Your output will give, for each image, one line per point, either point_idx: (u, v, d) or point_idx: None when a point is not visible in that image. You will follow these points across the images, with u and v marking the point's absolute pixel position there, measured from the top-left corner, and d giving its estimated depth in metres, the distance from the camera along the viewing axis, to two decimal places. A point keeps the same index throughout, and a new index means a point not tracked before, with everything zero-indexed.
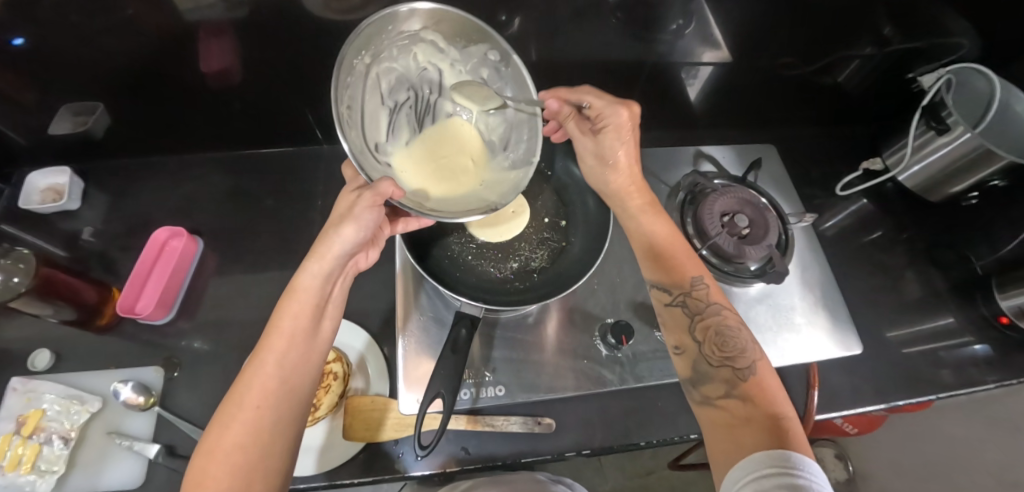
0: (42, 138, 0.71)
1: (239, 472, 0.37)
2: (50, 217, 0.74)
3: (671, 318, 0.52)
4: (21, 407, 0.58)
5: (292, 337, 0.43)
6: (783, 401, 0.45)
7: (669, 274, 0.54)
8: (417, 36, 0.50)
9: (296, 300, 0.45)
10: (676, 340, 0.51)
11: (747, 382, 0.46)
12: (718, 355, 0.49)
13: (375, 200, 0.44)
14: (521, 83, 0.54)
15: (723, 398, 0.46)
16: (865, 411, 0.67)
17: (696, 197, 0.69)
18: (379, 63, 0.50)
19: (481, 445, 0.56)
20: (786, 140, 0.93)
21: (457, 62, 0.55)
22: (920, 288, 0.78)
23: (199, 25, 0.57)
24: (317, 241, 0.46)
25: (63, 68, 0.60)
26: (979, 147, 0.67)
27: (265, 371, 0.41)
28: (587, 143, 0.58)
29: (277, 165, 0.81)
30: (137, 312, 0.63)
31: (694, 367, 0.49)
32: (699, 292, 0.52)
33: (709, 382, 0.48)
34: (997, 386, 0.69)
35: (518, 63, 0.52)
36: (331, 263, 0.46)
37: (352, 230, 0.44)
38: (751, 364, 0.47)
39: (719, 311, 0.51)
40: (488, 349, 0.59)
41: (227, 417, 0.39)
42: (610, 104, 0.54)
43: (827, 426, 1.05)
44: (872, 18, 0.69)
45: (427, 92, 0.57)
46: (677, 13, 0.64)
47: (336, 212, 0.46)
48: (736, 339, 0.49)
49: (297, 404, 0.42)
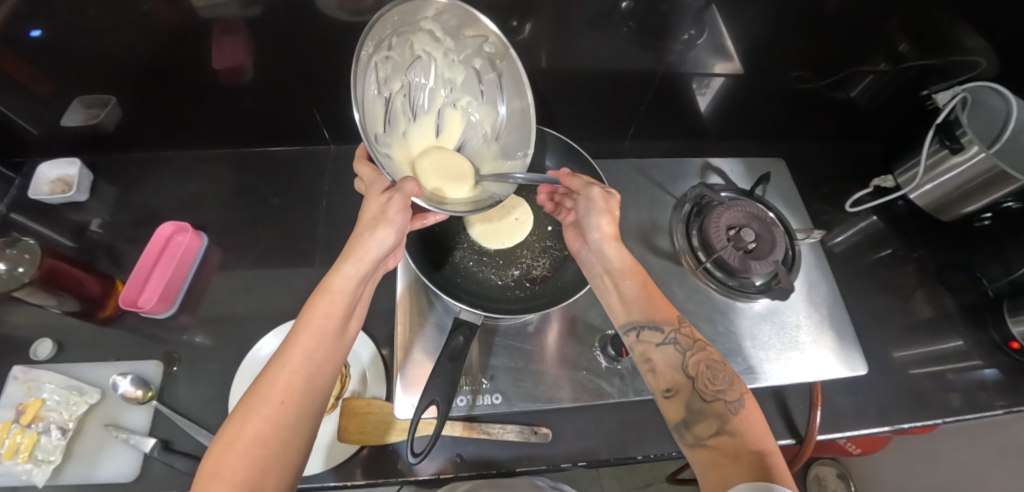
0: (54, 129, 0.71)
1: (256, 466, 0.37)
2: (59, 207, 0.75)
3: (661, 359, 0.48)
4: (22, 396, 0.59)
5: (322, 335, 0.44)
6: (769, 436, 0.42)
7: (654, 312, 0.51)
8: (416, 25, 0.50)
9: (329, 299, 0.46)
10: (666, 382, 0.47)
11: (737, 417, 0.43)
12: (708, 391, 0.46)
13: (404, 202, 0.48)
14: (516, 78, 0.55)
15: (714, 437, 0.43)
16: (869, 432, 0.65)
17: (703, 209, 0.69)
18: (379, 53, 0.49)
19: (476, 452, 0.56)
20: (796, 154, 0.92)
21: (451, 52, 0.55)
22: (929, 309, 0.77)
23: (212, 22, 0.57)
24: (352, 244, 0.48)
25: (76, 60, 0.61)
26: (993, 169, 0.66)
27: (292, 367, 0.42)
28: (596, 189, 0.55)
29: (285, 163, 0.82)
30: (139, 305, 0.64)
31: (686, 407, 0.45)
32: (686, 330, 0.50)
33: (701, 421, 0.44)
34: (1006, 412, 0.67)
35: (515, 58, 0.52)
36: (369, 264, 0.48)
37: (387, 232, 0.48)
38: (740, 399, 0.45)
39: (706, 348, 0.49)
40: (487, 356, 0.59)
41: (248, 410, 0.39)
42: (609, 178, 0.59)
43: (830, 445, 1.04)
44: (888, 32, 0.68)
45: (420, 81, 0.57)
46: (689, 23, 0.64)
47: (368, 214, 0.49)
48: (725, 373, 0.47)
49: (317, 403, 0.43)
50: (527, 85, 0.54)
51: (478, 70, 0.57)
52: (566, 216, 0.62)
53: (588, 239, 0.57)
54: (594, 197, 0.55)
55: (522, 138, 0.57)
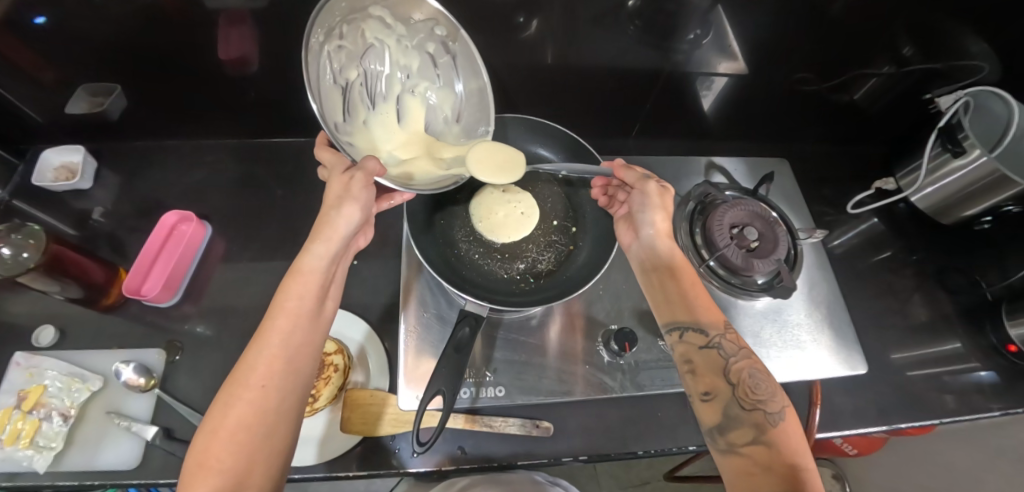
0: (57, 117, 0.71)
1: (241, 451, 0.38)
2: (61, 195, 0.75)
3: (703, 361, 0.47)
4: (24, 382, 0.59)
5: (296, 317, 0.44)
6: (808, 452, 0.41)
7: (701, 313, 0.50)
8: (365, 11, 0.49)
9: (301, 281, 0.46)
10: (706, 385, 0.46)
11: (776, 430, 0.42)
12: (750, 399, 0.44)
13: (366, 180, 0.48)
14: (469, 59, 0.56)
15: (750, 446, 0.42)
16: (867, 432, 0.66)
17: (706, 208, 0.69)
18: (330, 41, 0.48)
19: (478, 445, 0.56)
20: (796, 157, 0.92)
21: (403, 38, 0.54)
22: (927, 312, 0.77)
23: (219, 12, 0.57)
24: (319, 224, 0.48)
25: (81, 48, 0.60)
26: (994, 173, 0.66)
27: (270, 351, 0.42)
28: (654, 183, 0.55)
29: (288, 155, 0.82)
30: (143, 294, 0.64)
31: (723, 412, 0.44)
32: (731, 336, 0.48)
33: (737, 428, 0.43)
34: (1002, 414, 0.68)
35: (467, 40, 0.54)
36: (338, 243, 0.48)
37: (353, 210, 0.48)
38: (780, 412, 0.43)
39: (749, 356, 0.47)
40: (490, 350, 0.59)
41: (231, 396, 0.40)
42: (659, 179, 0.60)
43: (827, 445, 1.05)
44: (892, 35, 0.69)
45: (376, 70, 0.55)
46: (696, 23, 0.64)
47: (330, 195, 0.48)
48: (768, 384, 0.45)
49: (300, 386, 0.43)
50: (480, 62, 0.56)
51: (431, 55, 0.57)
52: (619, 209, 0.61)
53: (640, 235, 0.56)
54: (650, 191, 0.55)
55: (484, 116, 0.59)
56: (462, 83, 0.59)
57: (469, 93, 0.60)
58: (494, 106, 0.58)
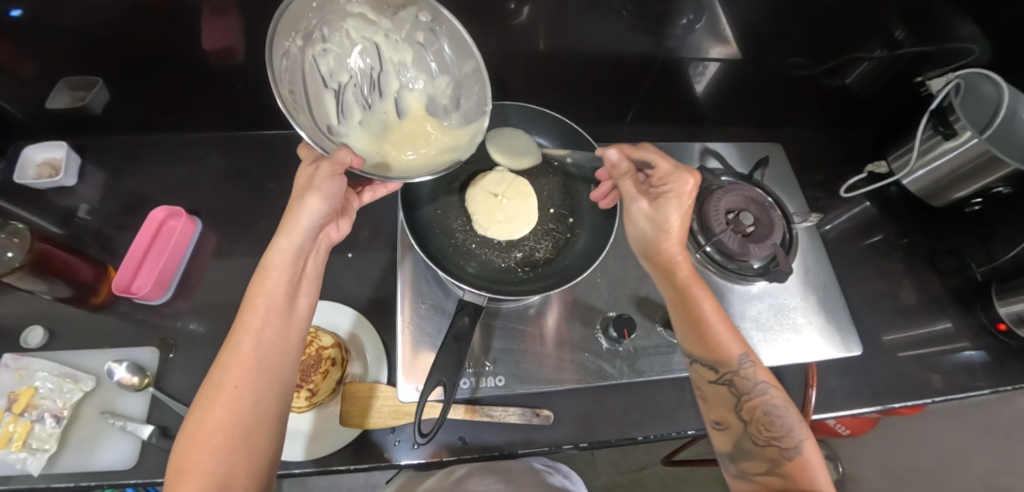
0: (38, 112, 0.69)
1: (224, 453, 0.39)
2: (46, 193, 0.73)
3: (715, 395, 0.50)
4: (14, 383, 0.57)
5: (267, 314, 0.44)
6: (824, 481, 0.45)
7: (713, 351, 0.50)
8: (344, 10, 0.48)
9: (269, 277, 0.45)
10: (717, 416, 0.50)
11: (792, 462, 0.46)
12: (763, 434, 0.47)
13: (334, 170, 0.46)
14: (458, 38, 0.53)
15: (763, 475, 0.47)
16: (861, 412, 0.67)
17: (702, 193, 0.68)
18: (313, 45, 0.48)
19: (478, 434, 0.56)
20: (792, 141, 0.92)
21: (390, 32, 0.53)
22: (917, 294, 0.78)
23: (201, 2, 0.55)
24: (285, 217, 0.48)
25: (57, 40, 0.58)
26: (984, 154, 0.67)
27: (242, 351, 0.42)
28: (640, 205, 0.54)
29: (278, 147, 0.80)
30: (133, 292, 0.63)
31: (735, 443, 0.49)
32: (749, 371, 0.49)
33: (751, 458, 0.48)
34: (991, 391, 0.69)
35: (453, 21, 0.51)
36: (302, 236, 0.47)
37: (317, 201, 0.47)
38: (796, 444, 0.47)
39: (767, 389, 0.49)
40: (488, 340, 0.59)
41: (208, 399, 0.40)
42: (677, 169, 0.52)
43: (821, 427, 1.05)
44: (885, 18, 0.69)
45: (369, 68, 0.55)
46: (689, 7, 0.63)
47: (298, 186, 0.48)
48: (783, 417, 0.48)
49: (277, 383, 0.43)
50: (469, 41, 0.52)
51: (422, 43, 0.54)
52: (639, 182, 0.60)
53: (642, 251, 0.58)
54: (635, 217, 0.55)
55: (482, 98, 0.55)
56: (456, 71, 0.57)
57: (467, 74, 0.56)
58: (490, 83, 0.54)
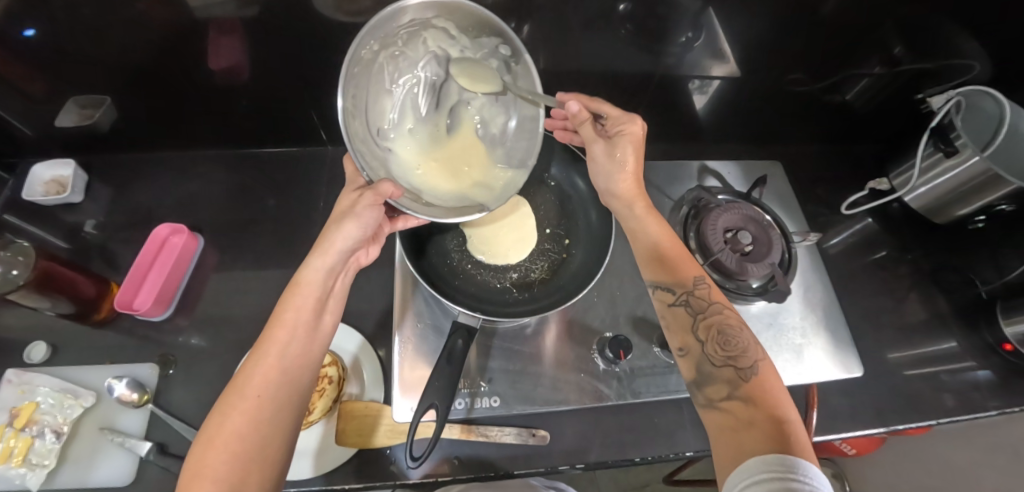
0: (49, 130, 0.71)
1: (238, 461, 0.38)
2: (54, 209, 0.75)
3: (675, 320, 0.50)
4: (16, 399, 0.58)
5: (294, 328, 0.45)
6: (787, 402, 0.42)
7: (671, 272, 0.52)
8: (428, 23, 0.49)
9: (299, 292, 0.47)
10: (678, 342, 0.49)
11: (750, 382, 0.43)
12: (721, 354, 0.46)
13: (376, 200, 0.47)
14: (529, 81, 0.53)
15: (725, 400, 0.43)
16: (865, 434, 0.66)
17: (700, 212, 0.68)
18: (388, 49, 0.49)
19: (473, 455, 0.55)
20: (794, 159, 0.92)
21: (468, 50, 0.53)
22: (923, 311, 0.77)
23: (209, 21, 0.57)
24: (320, 238, 0.49)
25: (68, 60, 0.60)
26: (986, 172, 0.66)
27: (267, 361, 0.43)
28: (598, 145, 0.56)
29: (282, 164, 0.82)
30: (135, 308, 0.63)
31: (698, 367, 0.47)
32: (703, 290, 0.50)
33: (713, 383, 0.45)
34: (999, 413, 0.68)
35: (528, 63, 0.51)
36: (334, 257, 0.48)
37: (353, 227, 0.48)
38: (754, 365, 0.45)
39: (722, 310, 0.49)
40: (485, 359, 0.59)
41: (228, 407, 0.40)
42: (626, 113, 0.54)
43: (827, 446, 1.03)
44: (884, 36, 0.69)
45: (436, 78, 0.55)
46: (686, 25, 0.64)
47: (340, 209, 0.50)
48: (739, 338, 0.47)
49: (295, 396, 0.43)
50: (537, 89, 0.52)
51: (494, 69, 0.54)
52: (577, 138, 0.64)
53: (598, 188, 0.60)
54: (597, 156, 0.57)
55: (532, 145, 0.55)
56: (515, 106, 0.56)
57: (525, 117, 0.56)
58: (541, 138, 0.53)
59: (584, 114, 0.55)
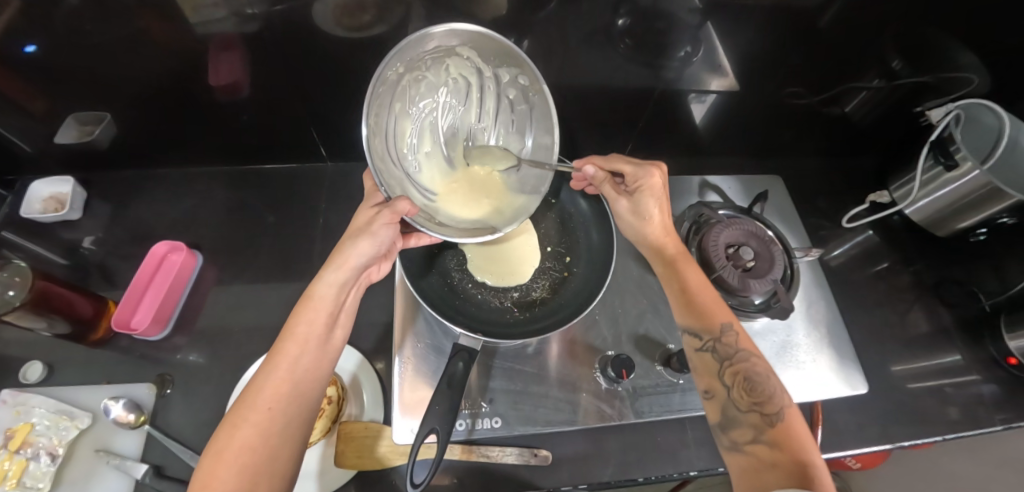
0: (48, 148, 0.71)
1: (246, 475, 0.37)
2: (55, 226, 0.75)
3: (700, 364, 0.50)
4: (11, 420, 0.57)
5: (305, 342, 0.44)
6: (813, 448, 0.42)
7: (700, 317, 0.52)
8: (452, 51, 0.50)
9: (312, 307, 0.45)
10: (706, 384, 0.50)
11: (777, 427, 0.44)
12: (747, 400, 0.47)
13: (393, 218, 0.46)
14: (544, 112, 0.55)
15: (751, 444, 0.44)
16: (872, 451, 0.65)
17: (701, 228, 0.68)
18: (412, 74, 0.50)
19: (473, 477, 0.54)
20: (787, 172, 0.93)
21: (486, 80, 0.55)
22: (926, 324, 0.77)
23: (209, 38, 0.57)
24: (335, 251, 0.47)
25: (67, 77, 0.60)
26: (987, 185, 0.66)
27: (278, 375, 0.42)
28: (622, 203, 0.58)
29: (282, 180, 0.82)
30: (132, 327, 0.63)
31: (722, 411, 0.48)
32: (731, 337, 0.50)
33: (738, 427, 0.46)
34: (1005, 427, 0.67)
35: (545, 90, 0.52)
36: (348, 273, 0.47)
37: (368, 245, 0.46)
38: (781, 411, 0.45)
39: (749, 357, 0.49)
40: (486, 379, 0.58)
41: (238, 419, 0.39)
42: (642, 166, 0.55)
43: (833, 461, 1.02)
44: (881, 48, 0.69)
45: (452, 104, 0.57)
46: (685, 40, 0.64)
47: (355, 225, 0.48)
48: (766, 384, 0.47)
49: (306, 409, 0.42)
50: (554, 120, 0.54)
51: (510, 99, 0.57)
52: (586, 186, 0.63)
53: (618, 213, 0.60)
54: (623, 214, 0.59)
55: (546, 171, 0.56)
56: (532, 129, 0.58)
57: (540, 143, 0.58)
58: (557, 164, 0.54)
59: (602, 173, 0.57)
